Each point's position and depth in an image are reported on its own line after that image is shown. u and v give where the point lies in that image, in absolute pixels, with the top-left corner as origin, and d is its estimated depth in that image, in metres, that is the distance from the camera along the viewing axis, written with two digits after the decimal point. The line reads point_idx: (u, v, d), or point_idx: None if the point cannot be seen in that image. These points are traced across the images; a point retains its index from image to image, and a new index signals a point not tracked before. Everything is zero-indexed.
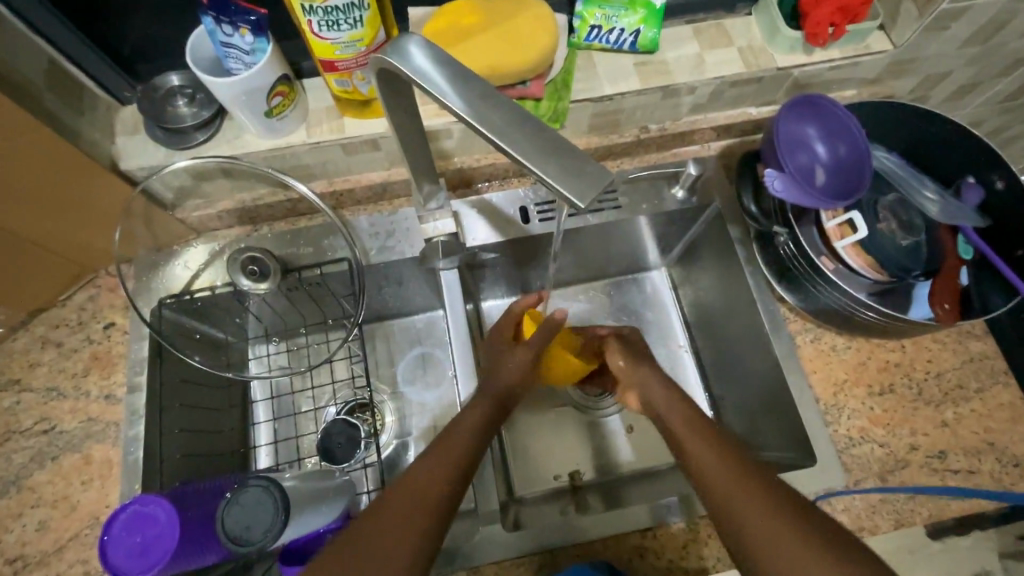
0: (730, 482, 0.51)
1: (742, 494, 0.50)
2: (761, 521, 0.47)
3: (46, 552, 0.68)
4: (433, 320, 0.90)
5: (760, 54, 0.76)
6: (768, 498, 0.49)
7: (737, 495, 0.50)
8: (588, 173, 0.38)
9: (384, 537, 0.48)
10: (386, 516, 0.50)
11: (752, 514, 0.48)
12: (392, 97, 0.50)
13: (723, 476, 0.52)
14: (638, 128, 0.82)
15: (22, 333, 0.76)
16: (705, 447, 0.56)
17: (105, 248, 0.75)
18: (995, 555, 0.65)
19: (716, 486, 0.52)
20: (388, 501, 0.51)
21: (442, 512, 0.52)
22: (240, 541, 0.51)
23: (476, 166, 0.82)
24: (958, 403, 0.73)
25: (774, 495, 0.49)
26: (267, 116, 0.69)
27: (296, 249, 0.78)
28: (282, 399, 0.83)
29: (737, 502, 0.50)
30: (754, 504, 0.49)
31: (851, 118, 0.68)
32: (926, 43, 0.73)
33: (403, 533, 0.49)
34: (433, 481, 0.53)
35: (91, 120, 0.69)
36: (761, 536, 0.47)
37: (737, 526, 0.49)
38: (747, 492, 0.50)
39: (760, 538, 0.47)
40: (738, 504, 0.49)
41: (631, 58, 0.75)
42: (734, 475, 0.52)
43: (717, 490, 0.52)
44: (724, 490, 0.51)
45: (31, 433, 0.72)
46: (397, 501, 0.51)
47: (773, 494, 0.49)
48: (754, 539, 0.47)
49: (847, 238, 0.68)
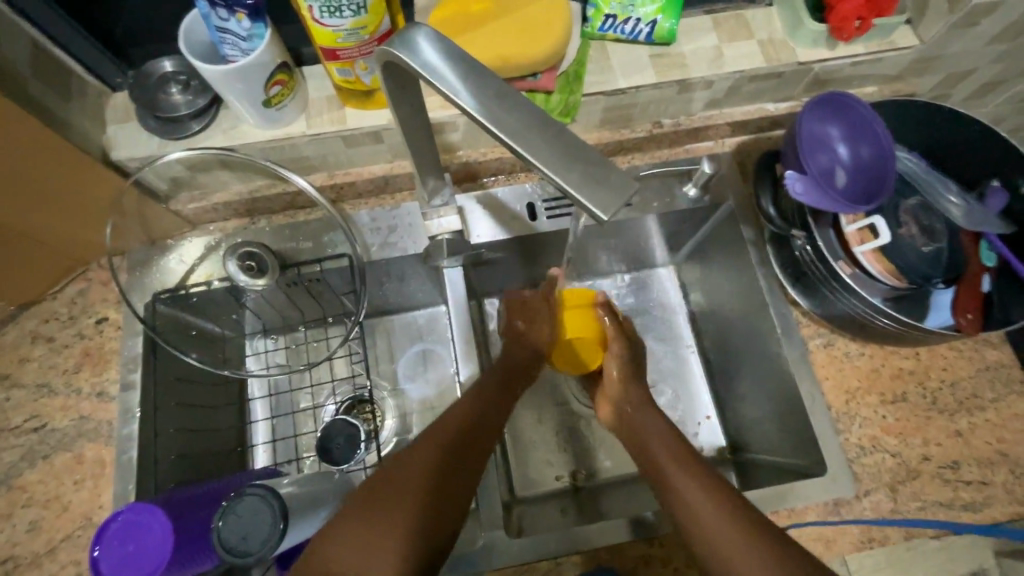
0: (716, 515, 0.48)
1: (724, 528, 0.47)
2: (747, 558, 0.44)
3: (37, 554, 0.66)
4: (435, 316, 0.88)
5: (781, 48, 0.72)
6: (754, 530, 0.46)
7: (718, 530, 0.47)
8: (612, 183, 0.36)
9: (391, 494, 0.48)
10: (381, 500, 0.48)
11: (736, 551, 0.45)
12: (399, 90, 0.48)
13: (707, 508, 0.49)
14: (651, 123, 0.79)
15: (11, 327, 0.74)
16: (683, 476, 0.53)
17: (96, 241, 0.73)
18: (990, 554, 0.66)
19: (695, 519, 0.49)
20: (381, 493, 0.48)
21: (442, 505, 0.50)
22: (236, 551, 0.49)
23: (482, 161, 0.79)
24: (973, 412, 0.71)
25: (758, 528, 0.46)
26: (266, 105, 0.66)
27: (295, 244, 0.75)
28: (280, 397, 0.81)
29: (721, 537, 0.46)
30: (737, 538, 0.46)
31: (877, 119, 0.66)
32: (954, 39, 0.70)
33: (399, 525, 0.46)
34: (430, 466, 0.52)
35: (79, 107, 0.65)
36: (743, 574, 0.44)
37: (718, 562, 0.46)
38: (731, 526, 0.47)
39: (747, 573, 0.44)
40: (721, 540, 0.46)
41: (646, 50, 0.72)
42: (719, 510, 0.49)
43: (697, 525, 0.48)
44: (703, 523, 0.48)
45: (20, 431, 0.70)
46: (390, 492, 0.48)
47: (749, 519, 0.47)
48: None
49: (868, 243, 0.65)
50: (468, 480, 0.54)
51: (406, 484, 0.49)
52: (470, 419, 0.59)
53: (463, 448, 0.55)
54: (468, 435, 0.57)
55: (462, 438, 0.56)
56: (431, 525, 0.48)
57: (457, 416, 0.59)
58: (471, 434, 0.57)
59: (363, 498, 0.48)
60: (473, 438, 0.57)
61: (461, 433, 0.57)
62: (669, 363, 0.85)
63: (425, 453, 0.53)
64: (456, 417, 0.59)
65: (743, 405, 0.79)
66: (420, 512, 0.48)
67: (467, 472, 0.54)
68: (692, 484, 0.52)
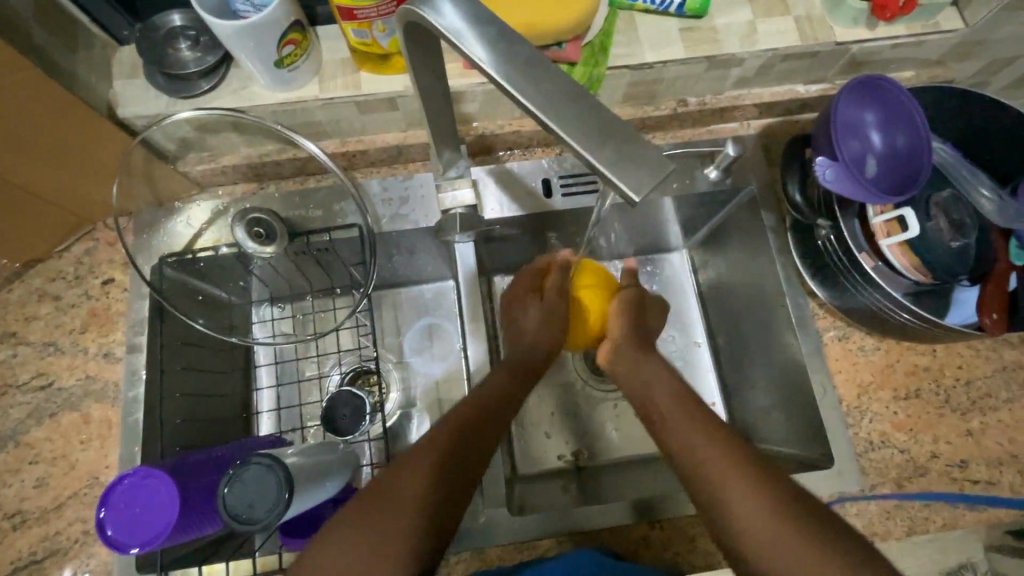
0: (760, 513, 0.46)
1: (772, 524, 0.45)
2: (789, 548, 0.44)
3: (44, 510, 0.67)
4: (443, 289, 0.87)
5: (819, 25, 0.69)
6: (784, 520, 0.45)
7: (763, 520, 0.46)
8: (646, 162, 0.34)
9: (409, 463, 0.50)
10: (398, 471, 0.49)
11: (755, 519, 0.46)
12: (419, 52, 0.45)
13: (740, 495, 0.47)
14: (675, 101, 0.76)
15: (15, 284, 0.73)
16: (697, 436, 0.53)
17: (103, 199, 0.71)
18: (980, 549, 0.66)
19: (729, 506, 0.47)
20: (388, 484, 0.48)
21: (449, 501, 0.49)
22: (242, 519, 0.49)
23: (499, 133, 0.76)
24: (986, 412, 0.71)
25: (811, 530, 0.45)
26: (278, 66, 0.63)
27: (303, 212, 0.74)
28: (285, 364, 0.81)
29: (756, 524, 0.46)
30: (787, 533, 0.45)
31: (915, 107, 0.63)
32: (1001, 24, 0.67)
33: (413, 501, 0.47)
34: (454, 439, 0.53)
35: (85, 60, 0.63)
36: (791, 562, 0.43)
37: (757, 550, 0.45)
38: (759, 512, 0.46)
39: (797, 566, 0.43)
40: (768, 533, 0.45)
41: (676, 22, 0.69)
42: (738, 478, 0.48)
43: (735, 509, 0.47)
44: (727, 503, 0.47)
45: (27, 388, 0.70)
46: (392, 491, 0.48)
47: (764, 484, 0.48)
48: (782, 575, 0.44)
49: (894, 236, 0.64)
50: (477, 461, 0.54)
51: (411, 479, 0.49)
52: (477, 407, 0.57)
53: (474, 439, 0.54)
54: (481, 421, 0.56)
55: (477, 421, 0.55)
56: (442, 499, 0.49)
57: (471, 407, 0.57)
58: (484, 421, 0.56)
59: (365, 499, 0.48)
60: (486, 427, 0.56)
61: (472, 415, 0.56)
62: (676, 349, 0.83)
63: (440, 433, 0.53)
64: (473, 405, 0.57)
65: (752, 394, 0.78)
66: (420, 508, 0.47)
67: (482, 447, 0.54)
68: (729, 469, 0.49)
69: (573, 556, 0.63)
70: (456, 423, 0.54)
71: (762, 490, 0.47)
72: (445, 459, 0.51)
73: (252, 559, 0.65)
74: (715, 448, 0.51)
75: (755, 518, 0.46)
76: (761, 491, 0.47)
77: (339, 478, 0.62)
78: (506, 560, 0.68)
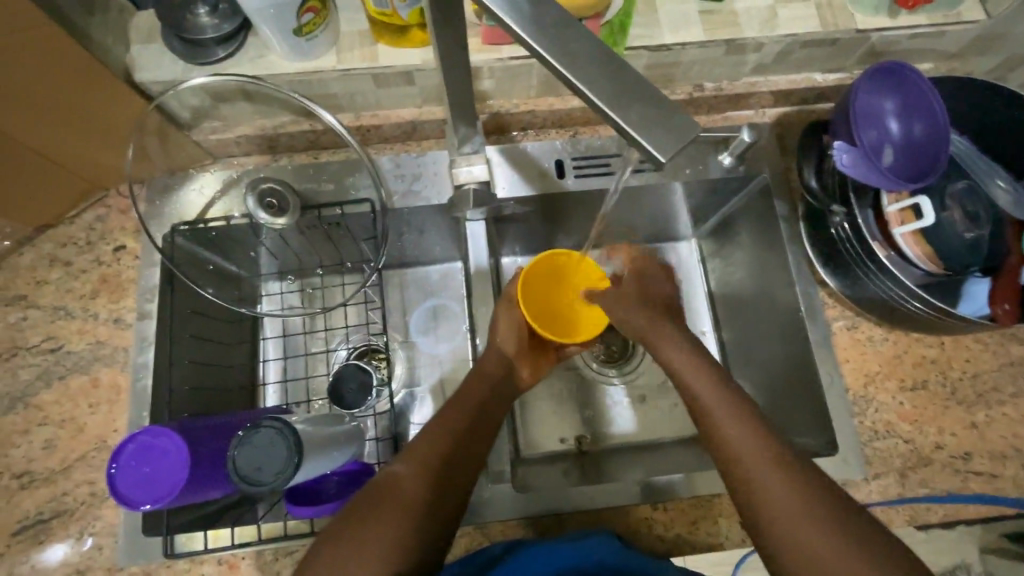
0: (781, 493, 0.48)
1: (804, 524, 0.46)
2: (814, 539, 0.45)
3: (52, 471, 0.67)
4: (451, 270, 0.87)
5: (839, 12, 0.69)
6: (805, 503, 0.47)
7: (791, 518, 0.46)
8: (674, 124, 0.34)
9: (405, 468, 0.52)
10: (386, 479, 0.51)
11: (778, 501, 0.47)
12: (442, 22, 0.45)
13: (763, 476, 0.49)
14: (692, 86, 0.76)
15: (28, 248, 0.73)
16: (730, 421, 0.53)
17: (117, 165, 0.71)
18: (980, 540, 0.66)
19: (756, 490, 0.49)
20: (381, 484, 0.50)
21: (439, 501, 0.51)
22: (250, 480, 0.49)
23: (514, 112, 0.76)
24: (991, 405, 0.71)
25: (846, 529, 0.45)
26: (297, 34, 0.64)
27: (316, 184, 0.74)
28: (292, 339, 0.80)
29: (778, 510, 0.47)
30: (816, 528, 0.45)
31: (936, 97, 0.63)
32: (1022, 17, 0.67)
33: (405, 500, 0.49)
34: (443, 447, 0.54)
35: (103, 23, 0.63)
36: (810, 556, 0.45)
37: (780, 540, 0.46)
38: (786, 496, 0.47)
39: (816, 560, 0.44)
40: (788, 527, 0.46)
41: (696, 5, 0.69)
42: (765, 460, 0.50)
43: (759, 502, 0.48)
44: (753, 486, 0.49)
45: (37, 351, 0.70)
46: (387, 490, 0.50)
47: (793, 470, 0.49)
48: (804, 559, 0.45)
49: (908, 225, 0.63)
50: (467, 458, 0.55)
51: (404, 480, 0.51)
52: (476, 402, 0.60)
53: (464, 436, 0.56)
54: (476, 410, 0.59)
55: (472, 422, 0.58)
56: (432, 499, 0.50)
57: (457, 413, 0.58)
58: (478, 418, 0.59)
59: (367, 493, 0.50)
60: (482, 426, 0.59)
61: (464, 414, 0.59)
62: None
63: (429, 436, 0.55)
64: (463, 398, 0.60)
65: (758, 382, 0.78)
66: (411, 508, 0.49)
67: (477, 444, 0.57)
68: (764, 464, 0.49)
69: (575, 534, 0.63)
70: (455, 423, 0.57)
71: (787, 475, 0.48)
72: (437, 463, 0.53)
73: (257, 526, 0.65)
74: (746, 433, 0.52)
75: (779, 503, 0.47)
76: (787, 476, 0.48)
77: (347, 449, 0.62)
78: (508, 536, 0.69)
